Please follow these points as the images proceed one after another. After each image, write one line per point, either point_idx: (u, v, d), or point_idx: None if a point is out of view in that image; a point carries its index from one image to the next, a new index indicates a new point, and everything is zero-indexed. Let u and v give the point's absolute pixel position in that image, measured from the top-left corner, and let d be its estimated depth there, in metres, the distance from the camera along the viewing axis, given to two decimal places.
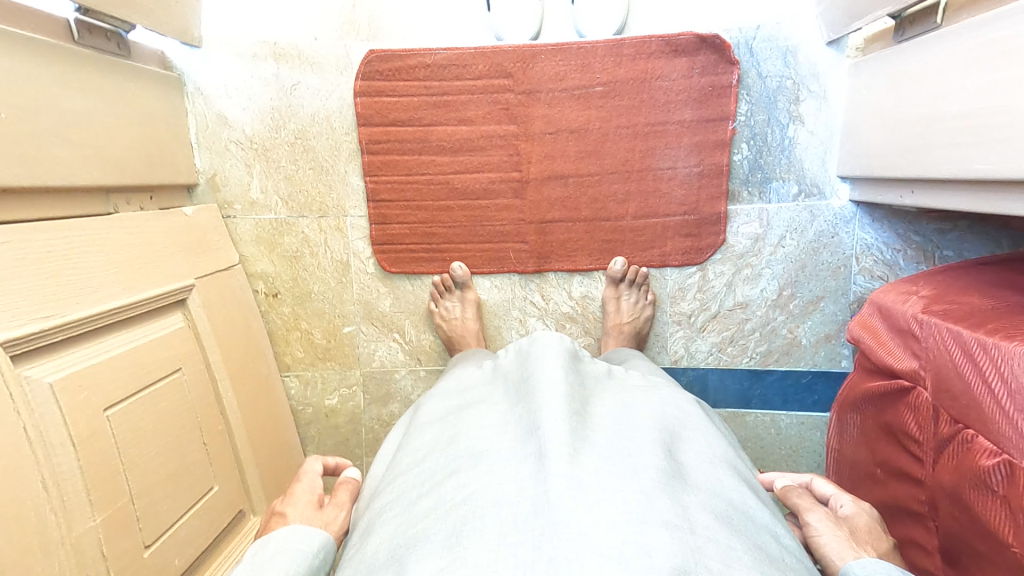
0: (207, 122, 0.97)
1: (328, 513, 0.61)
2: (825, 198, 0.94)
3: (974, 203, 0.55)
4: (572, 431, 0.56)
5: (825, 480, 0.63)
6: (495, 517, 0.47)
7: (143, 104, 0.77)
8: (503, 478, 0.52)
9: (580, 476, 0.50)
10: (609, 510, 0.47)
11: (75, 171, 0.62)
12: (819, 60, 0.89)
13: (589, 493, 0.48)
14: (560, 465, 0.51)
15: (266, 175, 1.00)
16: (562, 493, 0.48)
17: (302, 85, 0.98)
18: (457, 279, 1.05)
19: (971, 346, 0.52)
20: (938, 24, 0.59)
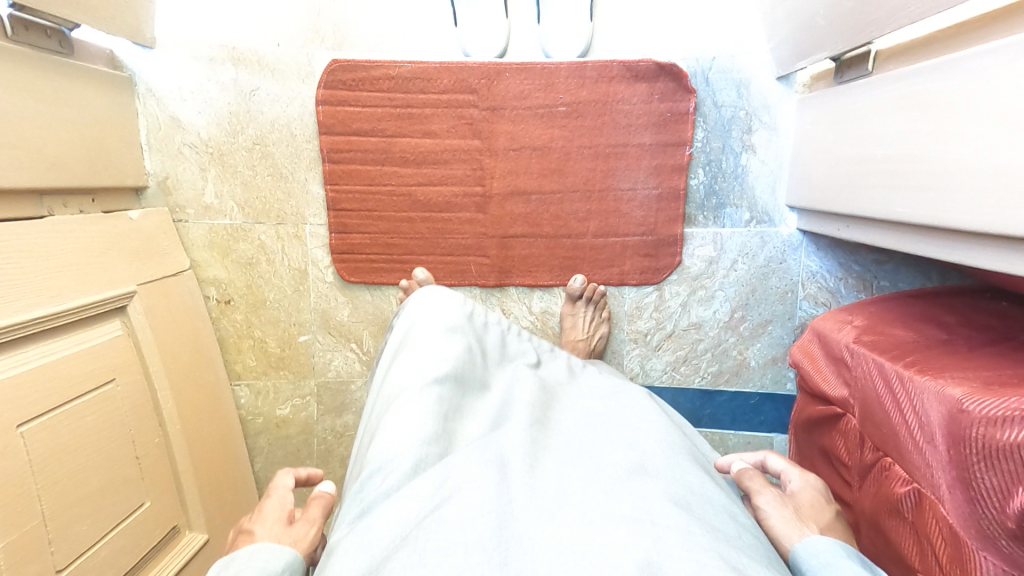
0: (159, 123, 0.95)
1: (299, 529, 0.57)
2: (774, 226, 0.97)
3: (903, 242, 0.58)
4: (531, 449, 0.61)
5: (778, 455, 0.63)
6: (465, 524, 0.49)
7: (86, 104, 0.74)
8: (467, 483, 0.54)
9: (541, 491, 0.55)
10: (570, 521, 0.51)
11: (2, 173, 0.59)
12: (771, 93, 0.93)
13: (551, 508, 0.53)
14: (521, 479, 0.56)
15: (221, 180, 0.98)
16: (526, 509, 0.52)
17: (262, 91, 0.96)
18: (421, 284, 1.03)
19: (891, 377, 0.54)
20: (870, 71, 0.63)
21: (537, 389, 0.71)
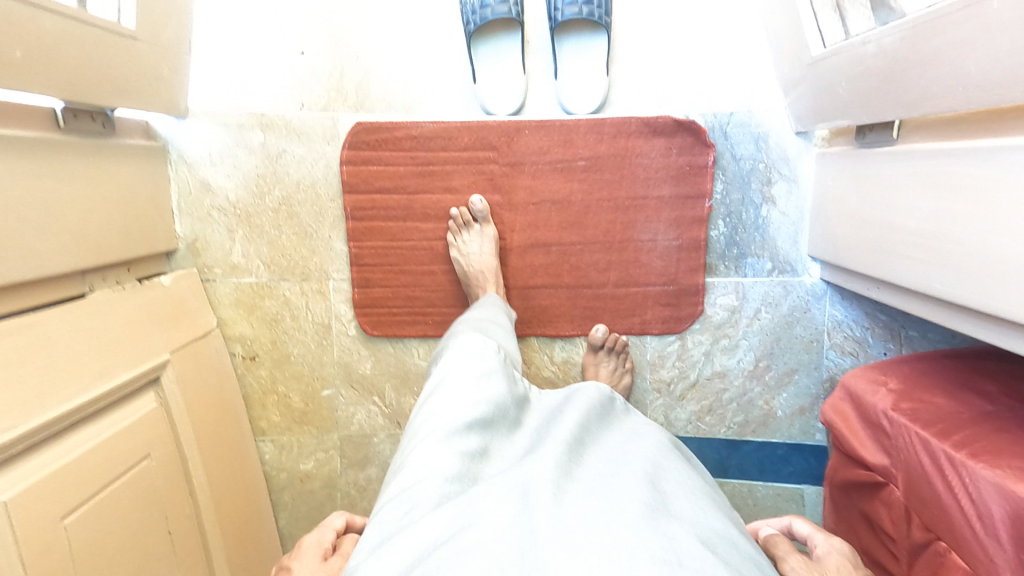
0: (190, 188, 0.97)
1: (333, 564, 0.60)
2: (797, 275, 0.97)
3: (939, 315, 0.58)
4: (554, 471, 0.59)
5: (802, 518, 0.64)
6: (484, 557, 0.48)
7: (124, 180, 0.76)
8: (487, 512, 0.53)
9: (565, 518, 0.53)
10: (593, 549, 0.49)
11: (53, 261, 0.61)
12: (789, 146, 0.94)
13: (574, 534, 0.51)
14: (544, 506, 0.54)
15: (248, 240, 1.00)
16: (548, 535, 0.51)
17: (288, 154, 0.99)
18: (476, 213, 1.01)
19: (941, 459, 0.53)
20: (895, 139, 0.64)
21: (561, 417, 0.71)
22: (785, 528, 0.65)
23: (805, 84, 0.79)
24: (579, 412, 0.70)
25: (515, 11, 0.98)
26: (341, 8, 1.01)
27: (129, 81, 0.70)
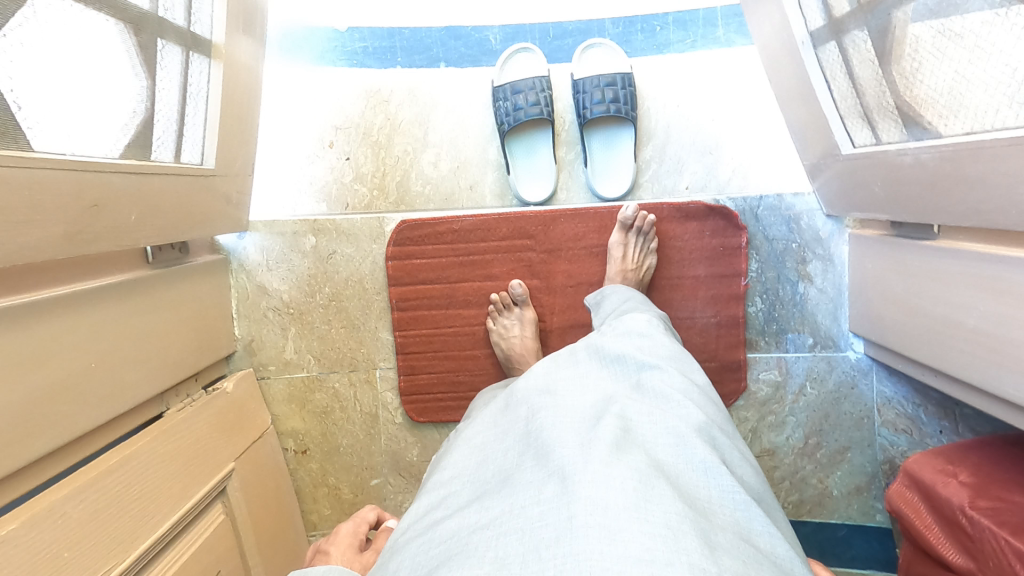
0: (247, 293, 1.03)
1: (366, 556, 0.65)
2: (841, 350, 0.97)
3: (1006, 413, 0.58)
4: (599, 442, 0.52)
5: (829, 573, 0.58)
6: (518, 544, 0.45)
7: (194, 295, 0.82)
8: (525, 499, 0.49)
9: (604, 497, 0.46)
10: (636, 541, 0.43)
11: (141, 388, 0.65)
12: (821, 227, 0.97)
13: (620, 518, 0.45)
14: (581, 480, 0.48)
15: (300, 337, 1.05)
16: (585, 519, 0.45)
17: (338, 253, 1.04)
18: (515, 296, 1.03)
19: None
20: (937, 233, 0.66)
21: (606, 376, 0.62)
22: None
23: (833, 174, 0.82)
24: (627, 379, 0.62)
25: (546, 111, 1.08)
26: (391, 119, 1.14)
27: (199, 211, 0.77)
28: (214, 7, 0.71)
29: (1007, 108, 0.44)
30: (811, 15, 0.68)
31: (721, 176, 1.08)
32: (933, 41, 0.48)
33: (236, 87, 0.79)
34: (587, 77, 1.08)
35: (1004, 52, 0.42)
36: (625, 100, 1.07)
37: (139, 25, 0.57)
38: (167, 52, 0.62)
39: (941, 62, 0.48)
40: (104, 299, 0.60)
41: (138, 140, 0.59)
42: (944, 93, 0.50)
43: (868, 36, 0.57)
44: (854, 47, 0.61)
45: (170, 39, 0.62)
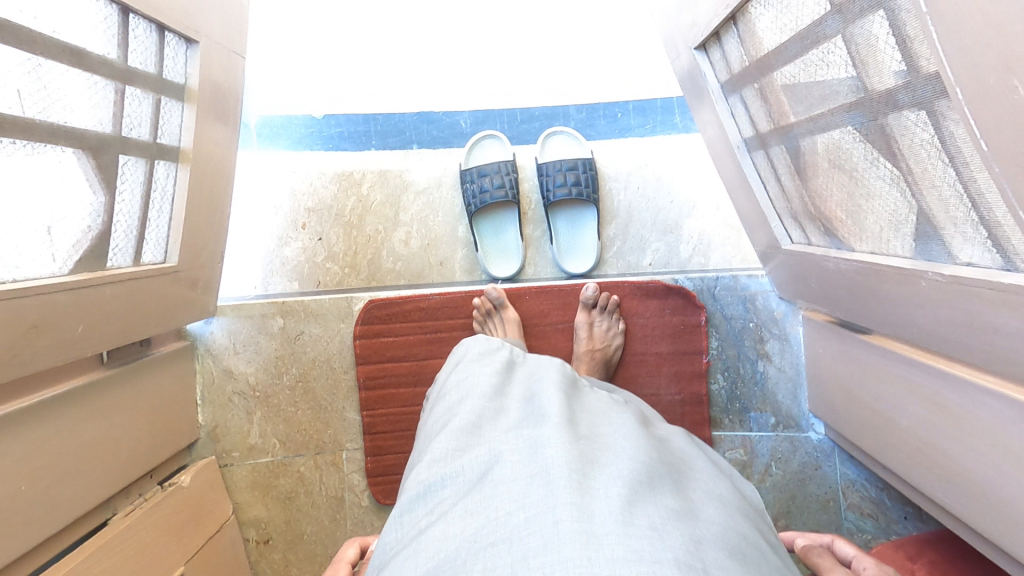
0: (213, 377, 1.03)
1: None
2: (803, 430, 0.98)
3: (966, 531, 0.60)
4: (580, 453, 0.53)
5: (846, 538, 0.59)
6: (505, 556, 0.44)
7: (150, 388, 0.82)
8: (510, 505, 0.48)
9: (590, 505, 0.46)
10: (622, 545, 0.43)
11: (79, 504, 0.65)
12: (776, 307, 0.99)
13: (605, 523, 0.45)
14: (567, 487, 0.48)
15: (266, 420, 1.04)
16: (572, 527, 0.44)
17: (305, 334, 1.05)
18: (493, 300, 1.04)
19: None
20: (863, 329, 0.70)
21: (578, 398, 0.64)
22: (826, 543, 0.61)
23: (779, 260, 0.85)
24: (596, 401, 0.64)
25: (511, 193, 1.13)
26: (362, 201, 1.18)
27: (161, 306, 0.78)
28: (183, 117, 0.72)
29: (892, 239, 0.47)
30: (742, 123, 0.73)
31: (683, 254, 1.14)
32: (828, 170, 0.52)
33: (206, 185, 0.81)
34: (550, 160, 1.14)
35: (876, 192, 0.46)
36: (586, 183, 1.12)
37: (98, 149, 0.58)
38: (132, 166, 0.65)
39: (837, 189, 0.52)
40: (44, 415, 0.60)
41: (91, 254, 0.60)
42: (844, 214, 0.54)
43: (785, 153, 0.62)
44: (777, 160, 0.66)
45: (134, 153, 0.64)
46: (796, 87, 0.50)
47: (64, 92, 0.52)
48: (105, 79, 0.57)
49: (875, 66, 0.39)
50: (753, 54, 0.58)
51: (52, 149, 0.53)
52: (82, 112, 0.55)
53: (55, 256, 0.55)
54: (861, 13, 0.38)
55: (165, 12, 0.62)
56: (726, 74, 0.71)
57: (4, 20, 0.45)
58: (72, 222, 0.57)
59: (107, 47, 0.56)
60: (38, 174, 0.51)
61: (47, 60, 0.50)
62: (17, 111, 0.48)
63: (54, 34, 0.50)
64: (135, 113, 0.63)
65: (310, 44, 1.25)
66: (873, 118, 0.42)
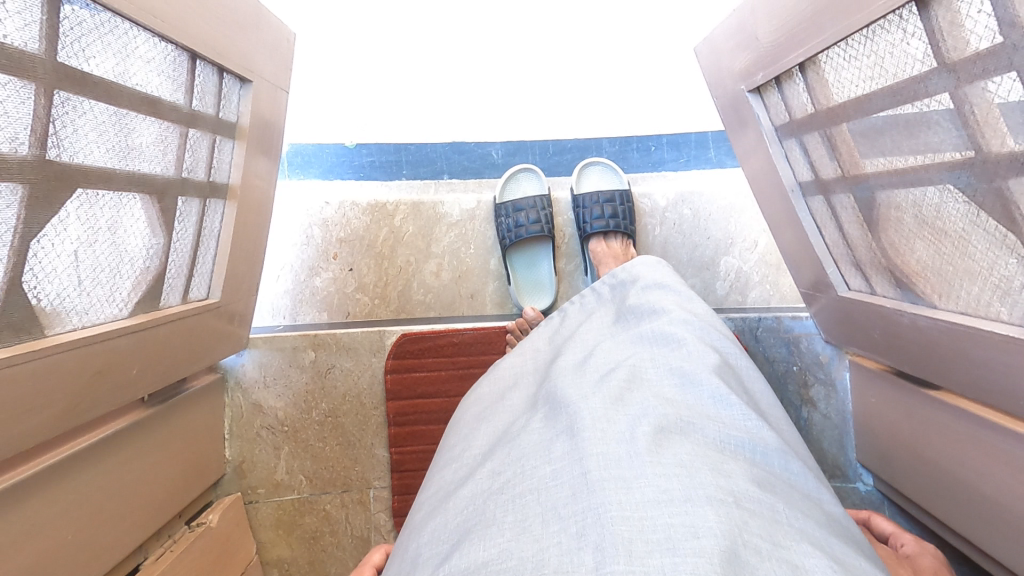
0: (241, 412, 1.01)
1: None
2: (850, 481, 0.94)
3: None
4: (603, 396, 0.52)
5: None
6: (537, 505, 0.45)
7: (184, 424, 0.81)
8: (537, 459, 0.49)
9: (616, 448, 0.46)
10: (651, 486, 0.43)
11: (113, 551, 0.63)
12: (820, 351, 0.98)
13: (632, 466, 0.44)
14: (592, 431, 0.48)
15: (293, 456, 1.01)
16: (601, 472, 0.44)
17: (336, 367, 1.03)
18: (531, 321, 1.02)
19: None
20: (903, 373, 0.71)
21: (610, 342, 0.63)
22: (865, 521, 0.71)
23: (828, 303, 0.83)
24: (626, 334, 0.63)
25: (547, 227, 1.13)
26: (394, 231, 1.17)
27: (201, 342, 0.77)
28: (232, 154, 0.73)
29: (995, 302, 0.45)
30: (798, 168, 0.72)
31: (719, 291, 1.15)
32: (913, 225, 0.51)
33: (249, 218, 0.81)
34: (587, 192, 1.15)
35: (979, 255, 0.44)
36: (624, 216, 1.13)
37: (162, 193, 0.57)
38: (187, 206, 0.64)
39: (924, 243, 0.50)
40: (89, 460, 0.59)
41: (149, 293, 0.59)
42: (928, 270, 0.52)
43: (853, 203, 0.61)
44: (841, 209, 0.65)
45: (191, 193, 0.64)
46: (879, 139, 0.49)
47: (139, 140, 0.52)
48: (174, 124, 0.57)
49: (994, 128, 0.37)
50: (821, 103, 0.57)
51: (126, 197, 0.52)
52: (153, 158, 0.55)
53: (117, 302, 0.54)
54: (983, 75, 0.37)
55: (224, 55, 0.62)
56: (782, 119, 0.70)
57: (97, 76, 0.45)
58: (135, 265, 0.55)
59: (177, 92, 0.56)
60: (112, 221, 0.51)
61: (130, 110, 0.49)
62: (102, 162, 0.47)
63: (138, 85, 0.50)
64: (191, 154, 0.62)
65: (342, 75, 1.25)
66: (985, 181, 0.40)
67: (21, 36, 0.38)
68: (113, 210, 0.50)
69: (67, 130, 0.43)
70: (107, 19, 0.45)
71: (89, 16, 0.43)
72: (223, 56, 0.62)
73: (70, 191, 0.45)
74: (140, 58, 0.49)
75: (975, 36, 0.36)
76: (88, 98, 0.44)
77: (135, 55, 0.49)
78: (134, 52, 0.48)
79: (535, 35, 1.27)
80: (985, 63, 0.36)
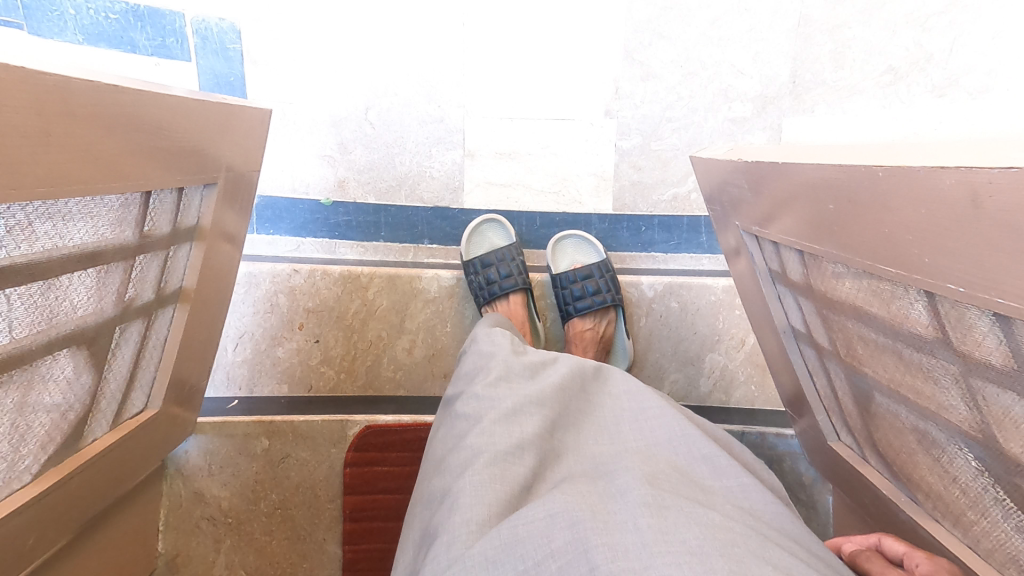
0: (181, 500, 1.02)
1: None
2: None
3: None
4: (606, 492, 0.53)
5: None
6: None
7: (108, 540, 0.75)
8: (540, 544, 0.48)
9: (625, 539, 0.46)
10: (659, 574, 0.43)
11: None
12: (804, 474, 1.13)
13: (641, 556, 0.45)
14: (600, 523, 0.48)
15: (235, 550, 1.04)
16: (609, 565, 0.45)
17: (291, 457, 1.05)
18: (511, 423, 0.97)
19: None
20: (853, 500, 0.74)
21: (612, 428, 0.64)
22: (875, 545, 0.54)
23: (810, 430, 0.81)
24: (626, 421, 0.64)
25: (521, 280, 1.15)
26: (367, 304, 1.10)
27: (145, 451, 0.71)
28: (190, 256, 0.62)
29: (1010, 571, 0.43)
30: (791, 314, 0.68)
31: (703, 387, 1.17)
32: (915, 444, 0.48)
33: (219, 314, 0.75)
34: (564, 271, 1.17)
35: (998, 523, 0.42)
36: (608, 286, 1.15)
37: (94, 338, 0.50)
38: (125, 331, 0.56)
39: (932, 469, 0.48)
40: None
41: (64, 442, 0.53)
42: (932, 490, 0.50)
43: (847, 383, 0.57)
44: (836, 380, 0.61)
45: (131, 320, 0.56)
46: (878, 355, 0.46)
47: (63, 299, 0.44)
48: (117, 264, 0.49)
49: (1013, 433, 0.34)
50: (818, 285, 0.52)
51: (40, 366, 0.45)
52: (78, 309, 0.47)
53: (14, 471, 0.47)
54: (992, 382, 0.33)
55: (194, 172, 0.52)
56: (777, 267, 0.64)
57: (15, 264, 0.38)
58: (45, 426, 0.49)
59: (123, 230, 0.48)
60: (18, 399, 0.44)
61: (59, 276, 0.43)
62: (7, 344, 0.40)
63: (66, 249, 0.42)
64: (137, 278, 0.54)
65: (320, 111, 1.14)
66: (1003, 470, 0.37)
67: None
68: (19, 386, 0.43)
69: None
70: (42, 207, 0.38)
71: (19, 212, 0.36)
72: (195, 175, 0.53)
73: None
74: (76, 218, 0.42)
75: (985, 342, 0.32)
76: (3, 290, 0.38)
77: (69, 219, 0.41)
78: (74, 217, 0.41)
79: (533, 87, 1.17)
80: (998, 374, 0.32)
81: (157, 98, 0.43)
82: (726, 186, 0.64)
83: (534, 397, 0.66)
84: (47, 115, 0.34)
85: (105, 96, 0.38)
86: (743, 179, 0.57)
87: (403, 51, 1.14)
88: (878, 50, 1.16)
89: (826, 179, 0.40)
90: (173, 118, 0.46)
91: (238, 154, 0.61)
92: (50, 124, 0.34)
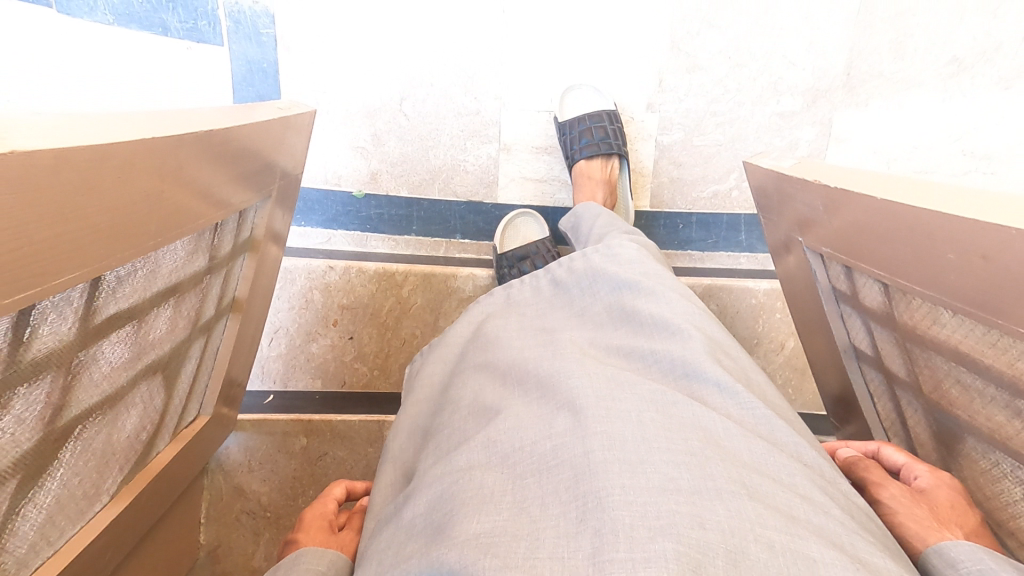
0: (221, 494, 1.05)
1: (343, 537, 0.62)
2: None
3: None
4: (608, 377, 0.51)
5: None
6: (535, 488, 0.43)
7: (162, 540, 0.77)
8: (539, 436, 0.47)
9: (617, 432, 0.44)
10: (656, 471, 0.41)
11: None
12: None
13: (636, 449, 0.43)
14: (594, 413, 0.46)
15: (273, 542, 1.08)
16: (603, 453, 0.43)
17: (328, 455, 1.08)
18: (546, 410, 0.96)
19: None
20: None
21: (622, 320, 0.62)
22: (872, 453, 0.60)
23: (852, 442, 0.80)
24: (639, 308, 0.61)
25: (552, 253, 1.14)
26: (402, 302, 1.08)
27: (198, 455, 0.72)
28: (243, 267, 0.61)
29: None
30: (855, 334, 0.64)
31: None
32: (1014, 494, 0.47)
33: (263, 319, 0.74)
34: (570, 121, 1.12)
35: None
36: (614, 136, 1.12)
37: (167, 360, 0.50)
38: (191, 349, 0.55)
39: None
40: None
41: (138, 459, 0.54)
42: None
43: (924, 416, 0.55)
44: (909, 409, 0.59)
45: (196, 339, 0.55)
46: (985, 402, 0.44)
47: (148, 332, 0.44)
48: (189, 291, 0.48)
49: None
50: (902, 317, 0.49)
51: (127, 396, 0.45)
52: (158, 337, 0.47)
53: (102, 491, 0.48)
54: None
55: (258, 189, 0.50)
56: (844, 289, 0.60)
57: (119, 310, 0.38)
58: (126, 450, 0.50)
59: (197, 257, 0.47)
60: (107, 430, 0.45)
61: (147, 312, 0.42)
62: (105, 383, 0.41)
63: (156, 286, 0.42)
64: (202, 298, 0.52)
65: (353, 100, 1.10)
66: None
67: (55, 330, 0.32)
68: (109, 417, 0.44)
69: (80, 388, 0.38)
70: (142, 261, 0.37)
71: (127, 267, 0.36)
72: (258, 191, 0.51)
73: (71, 438, 0.39)
74: (165, 257, 0.41)
75: None
76: (106, 338, 0.38)
77: (162, 259, 0.40)
78: (163, 257, 0.40)
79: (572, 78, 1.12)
80: None
81: (243, 132, 0.41)
82: (792, 201, 0.60)
83: (552, 320, 0.66)
84: (164, 176, 0.33)
85: (207, 145, 0.37)
86: (821, 200, 0.52)
87: (438, 39, 1.09)
88: (944, 39, 1.09)
89: (951, 234, 0.36)
90: (252, 141, 0.44)
91: (289, 160, 0.58)
92: (167, 184, 0.33)
